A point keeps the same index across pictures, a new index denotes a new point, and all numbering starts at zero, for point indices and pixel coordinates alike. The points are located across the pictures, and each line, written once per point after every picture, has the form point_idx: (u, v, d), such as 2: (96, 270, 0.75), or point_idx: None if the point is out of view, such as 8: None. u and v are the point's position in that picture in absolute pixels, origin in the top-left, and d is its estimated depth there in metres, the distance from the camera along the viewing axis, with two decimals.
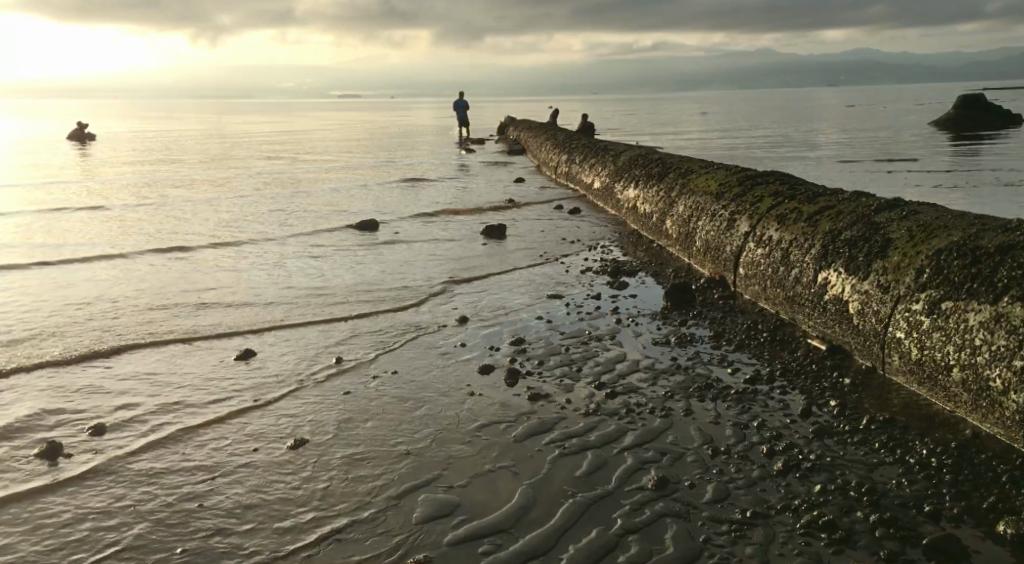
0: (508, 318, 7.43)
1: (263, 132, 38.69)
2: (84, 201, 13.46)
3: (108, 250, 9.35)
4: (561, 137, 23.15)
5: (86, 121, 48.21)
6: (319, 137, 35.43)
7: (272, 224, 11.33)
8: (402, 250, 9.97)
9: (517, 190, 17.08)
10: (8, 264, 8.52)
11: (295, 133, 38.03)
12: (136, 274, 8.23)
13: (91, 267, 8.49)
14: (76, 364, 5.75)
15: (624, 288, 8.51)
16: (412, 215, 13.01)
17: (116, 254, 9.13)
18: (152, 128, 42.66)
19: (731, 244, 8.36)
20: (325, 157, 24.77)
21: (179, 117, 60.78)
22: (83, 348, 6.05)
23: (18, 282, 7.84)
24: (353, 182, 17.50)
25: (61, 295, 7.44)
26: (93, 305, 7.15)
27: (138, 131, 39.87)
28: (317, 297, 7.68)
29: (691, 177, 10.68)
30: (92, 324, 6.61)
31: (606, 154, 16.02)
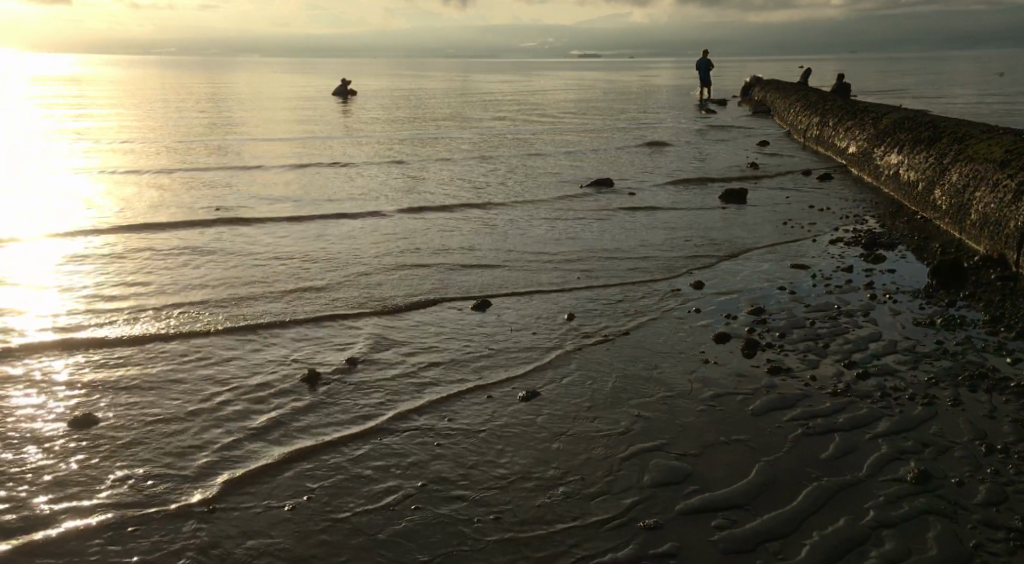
0: (748, 285, 7.04)
1: (505, 91, 39.61)
2: (341, 156, 14.49)
3: (361, 204, 9.97)
4: (812, 98, 21.65)
5: (347, 79, 51.97)
6: (558, 97, 35.68)
7: (510, 185, 11.55)
8: (637, 214, 9.77)
9: (759, 155, 16.22)
10: (278, 213, 9.33)
11: (534, 92, 38.56)
12: (385, 228, 8.70)
13: (347, 218, 9.09)
14: (331, 303, 6.18)
15: (880, 261, 7.78)
16: (648, 179, 12.74)
17: (368, 208, 9.72)
18: (404, 86, 45.13)
19: (1018, 220, 7.38)
20: (563, 117, 24.90)
21: (428, 76, 63.87)
22: (338, 290, 6.49)
23: (285, 229, 8.56)
24: (589, 144, 17.44)
25: (321, 242, 8.03)
26: (347, 253, 7.65)
27: (390, 89, 42.32)
28: (551, 255, 7.71)
29: (969, 142, 9.53)
30: (346, 270, 7.07)
31: (865, 116, 14.74)
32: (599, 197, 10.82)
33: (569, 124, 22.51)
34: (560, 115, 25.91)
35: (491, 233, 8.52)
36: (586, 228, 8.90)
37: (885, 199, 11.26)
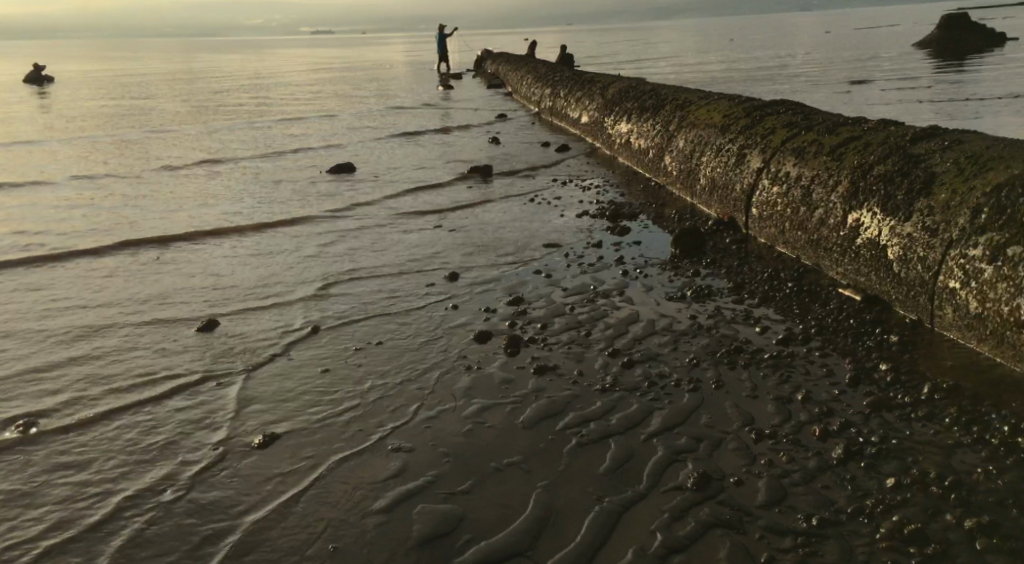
0: (503, 272, 6.75)
1: (232, 73, 37.14)
2: (38, 168, 12.61)
3: (64, 232, 8.59)
4: (540, 68, 22.16)
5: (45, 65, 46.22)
6: (292, 79, 34.04)
7: (243, 192, 10.58)
8: (383, 212, 9.28)
9: (499, 131, 16.30)
10: None
11: (266, 74, 36.49)
12: (94, 261, 7.51)
13: (45, 252, 7.75)
14: (21, 366, 5.09)
15: (625, 233, 7.83)
16: (392, 168, 12.27)
17: (74, 236, 8.38)
18: (114, 69, 40.87)
19: (742, 182, 7.88)
20: (298, 102, 23.67)
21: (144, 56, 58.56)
22: (31, 347, 5.38)
23: None
24: (328, 134, 16.63)
25: (11, 288, 6.73)
26: (44, 298, 6.45)
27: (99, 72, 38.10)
28: (292, 272, 7.03)
29: (691, 108, 9.92)
30: (43, 319, 5.92)
31: (592, 85, 15.18)
32: (343, 196, 10.22)
33: (303, 110, 21.42)
34: (293, 100, 24.64)
35: (222, 253, 7.67)
36: (330, 236, 8.28)
37: (621, 168, 11.62)
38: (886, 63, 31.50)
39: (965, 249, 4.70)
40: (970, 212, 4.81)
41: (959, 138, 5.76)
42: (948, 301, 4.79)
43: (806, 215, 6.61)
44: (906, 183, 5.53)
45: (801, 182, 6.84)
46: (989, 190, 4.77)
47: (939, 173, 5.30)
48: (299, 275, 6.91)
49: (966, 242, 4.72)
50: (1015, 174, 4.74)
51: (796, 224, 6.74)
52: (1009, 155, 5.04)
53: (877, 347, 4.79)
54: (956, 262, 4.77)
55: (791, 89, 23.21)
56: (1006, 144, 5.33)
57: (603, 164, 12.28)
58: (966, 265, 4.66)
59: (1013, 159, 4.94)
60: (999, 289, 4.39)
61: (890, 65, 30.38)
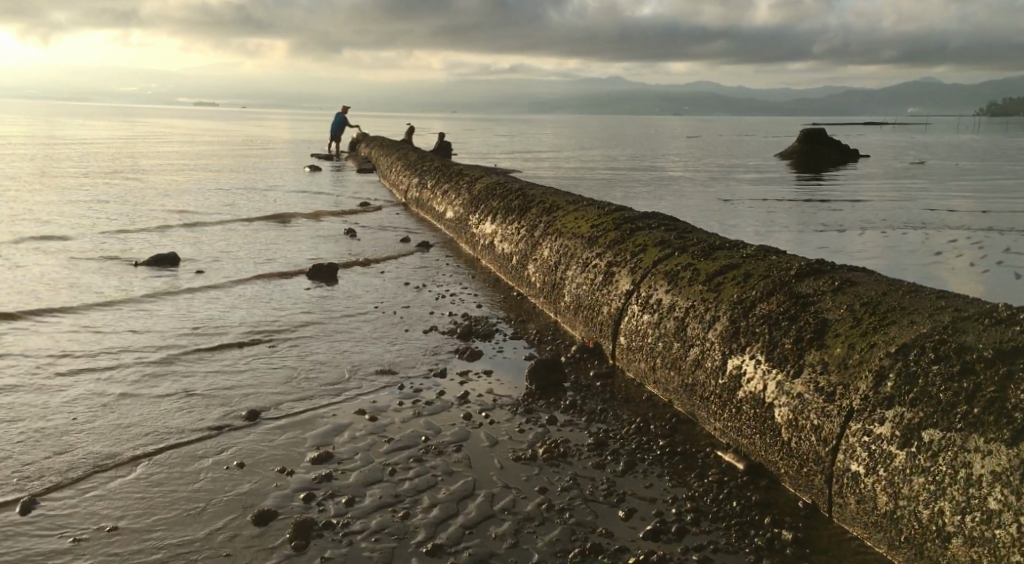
0: (318, 410, 5.59)
1: (104, 151, 36.23)
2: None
3: None
4: (415, 155, 21.72)
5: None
6: (170, 160, 33.25)
7: (65, 282, 9.44)
8: (198, 311, 8.16)
9: (362, 221, 15.49)
10: None
11: (140, 156, 35.61)
12: None
13: None
14: None
15: (475, 359, 6.97)
16: (244, 259, 11.31)
17: None
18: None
19: (609, 304, 7.11)
20: (164, 184, 22.86)
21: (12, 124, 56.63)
22: None
23: None
24: (177, 218, 15.50)
25: None
26: None
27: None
28: (46, 393, 5.76)
29: (557, 216, 9.52)
30: None
31: (460, 181, 14.85)
32: (173, 289, 9.14)
33: (162, 193, 20.27)
34: (155, 181, 23.39)
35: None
36: (120, 341, 7.01)
37: (484, 273, 10.98)
38: (751, 177, 32.96)
39: (871, 425, 3.80)
40: (875, 374, 3.92)
41: (851, 275, 5.03)
42: (849, 489, 3.89)
43: (677, 350, 5.81)
44: (794, 327, 4.69)
45: (674, 313, 6.02)
46: (895, 347, 3.92)
47: (834, 320, 4.48)
48: (78, 400, 5.64)
49: (872, 416, 3.82)
50: (923, 329, 3.92)
51: (667, 361, 5.90)
52: (913, 305, 4.22)
53: (768, 547, 3.85)
54: (859, 441, 3.87)
55: (662, 199, 23.64)
56: (906, 289, 4.56)
57: (465, 266, 11.59)
58: (873, 445, 3.76)
59: (920, 310, 4.12)
60: (916, 483, 3.52)
61: (756, 178, 31.90)
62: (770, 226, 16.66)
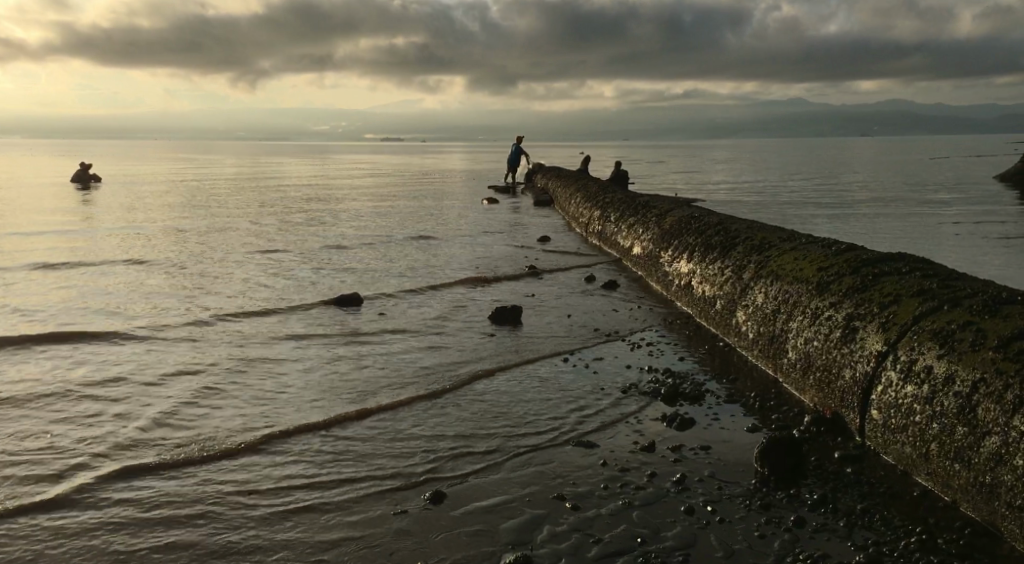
0: (512, 495, 4.83)
1: (296, 188, 38.24)
2: (24, 283, 11.59)
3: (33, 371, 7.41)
4: (596, 187, 20.89)
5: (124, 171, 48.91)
6: (356, 194, 34.48)
7: (254, 324, 9.38)
8: (375, 365, 7.67)
9: (543, 258, 14.87)
10: None
11: (327, 191, 37.20)
12: (35, 422, 6.13)
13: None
14: None
15: (687, 428, 5.97)
16: (426, 299, 10.94)
17: (41, 381, 7.14)
18: (184, 180, 42.76)
19: (852, 367, 5.90)
20: (351, 218, 23.47)
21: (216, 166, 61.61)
22: None
23: None
24: (360, 253, 15.55)
25: None
26: None
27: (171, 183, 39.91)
28: (226, 459, 5.44)
29: (772, 255, 8.33)
30: None
31: (649, 214, 13.81)
32: (357, 335, 8.84)
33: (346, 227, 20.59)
34: (340, 215, 23.94)
35: (148, 423, 6.11)
36: (295, 399, 6.60)
37: (679, 317, 9.96)
38: (963, 204, 29.75)
39: None
40: None
41: None
42: None
43: (963, 437, 4.57)
44: None
45: (956, 387, 4.76)
46: None
47: None
48: (257, 471, 5.26)
49: None
50: None
51: (950, 449, 4.65)
52: None
53: None
54: None
55: (864, 232, 21.55)
56: None
57: (656, 308, 10.62)
58: None
59: None
60: None
61: (970, 206, 28.68)
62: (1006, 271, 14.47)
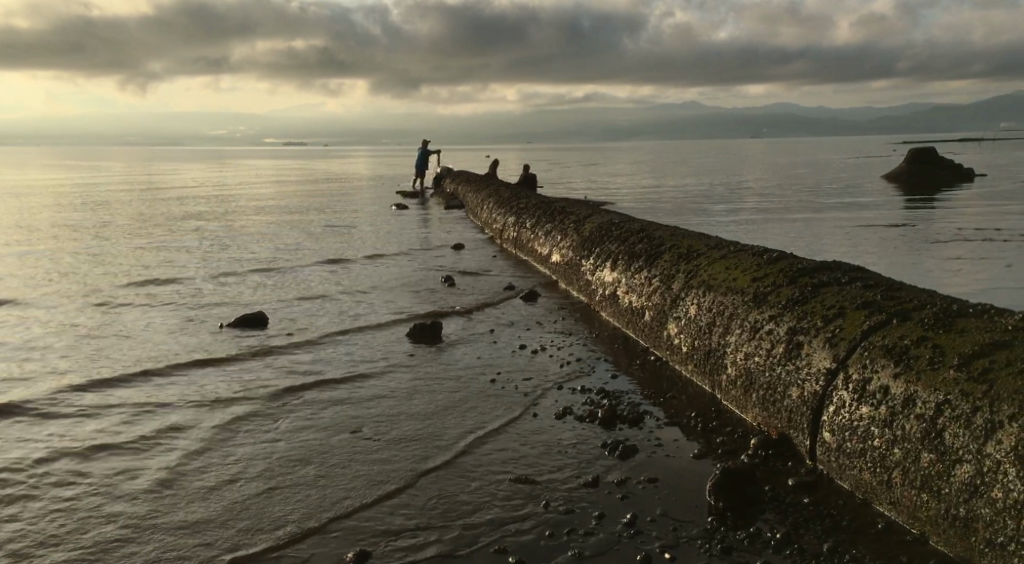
0: (449, 551, 4.34)
1: (193, 197, 36.53)
2: None
3: None
4: (507, 192, 20.47)
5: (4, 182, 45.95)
6: (258, 203, 33.16)
7: (151, 352, 8.56)
8: (285, 395, 7.00)
9: (458, 267, 14.32)
10: None
11: (227, 199, 35.67)
12: None
13: None
14: None
15: (629, 456, 5.56)
16: (338, 316, 10.27)
17: None
18: (70, 191, 40.40)
19: (798, 386, 5.58)
20: (253, 227, 22.38)
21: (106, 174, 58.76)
22: None
23: None
24: (264, 266, 14.68)
25: None
26: None
27: (56, 194, 37.58)
28: (119, 523, 4.77)
29: (701, 264, 8.02)
30: None
31: (566, 220, 13.43)
32: (265, 361, 8.14)
33: (248, 236, 19.56)
34: (242, 224, 22.86)
35: (24, 482, 5.34)
36: (196, 443, 5.91)
37: (605, 329, 9.59)
38: (860, 203, 30.71)
39: None
40: None
41: None
42: None
43: (930, 465, 4.30)
44: None
45: (918, 410, 4.48)
46: None
47: None
48: (155, 535, 4.61)
49: None
50: None
51: (916, 479, 4.37)
52: None
53: None
54: None
55: (773, 233, 21.84)
56: None
57: (579, 319, 10.23)
58: None
59: None
60: None
61: (867, 205, 29.63)
62: (913, 270, 14.71)
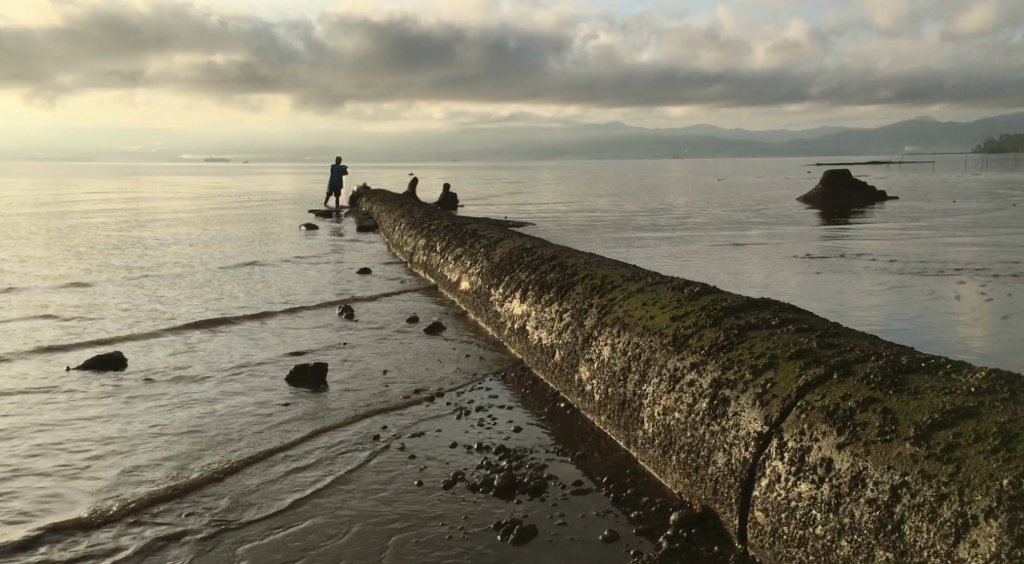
0: None
1: (93, 214, 34.50)
2: None
3: None
4: (419, 212, 19.48)
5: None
6: (164, 220, 31.43)
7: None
8: (126, 460, 5.87)
9: (363, 293, 13.23)
10: None
11: (130, 216, 33.75)
12: None
13: None
14: None
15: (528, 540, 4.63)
16: (217, 352, 9.11)
17: None
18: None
19: (726, 452, 4.72)
20: (149, 246, 20.84)
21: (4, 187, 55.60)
22: None
23: None
24: (150, 291, 13.35)
25: None
26: None
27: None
28: None
29: (616, 299, 7.14)
30: None
31: (477, 244, 12.51)
32: (120, 412, 6.99)
33: (141, 257, 18.12)
34: (133, 243, 21.23)
35: None
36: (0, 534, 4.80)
37: (512, 368, 8.65)
38: (780, 224, 30.80)
39: None
40: None
41: None
42: None
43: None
44: None
45: (870, 495, 3.66)
46: None
47: None
48: None
49: None
50: None
51: None
52: None
53: None
54: None
55: (695, 256, 21.45)
56: None
57: (487, 356, 9.29)
58: None
59: None
60: None
61: (786, 226, 29.74)
62: (839, 297, 14.27)
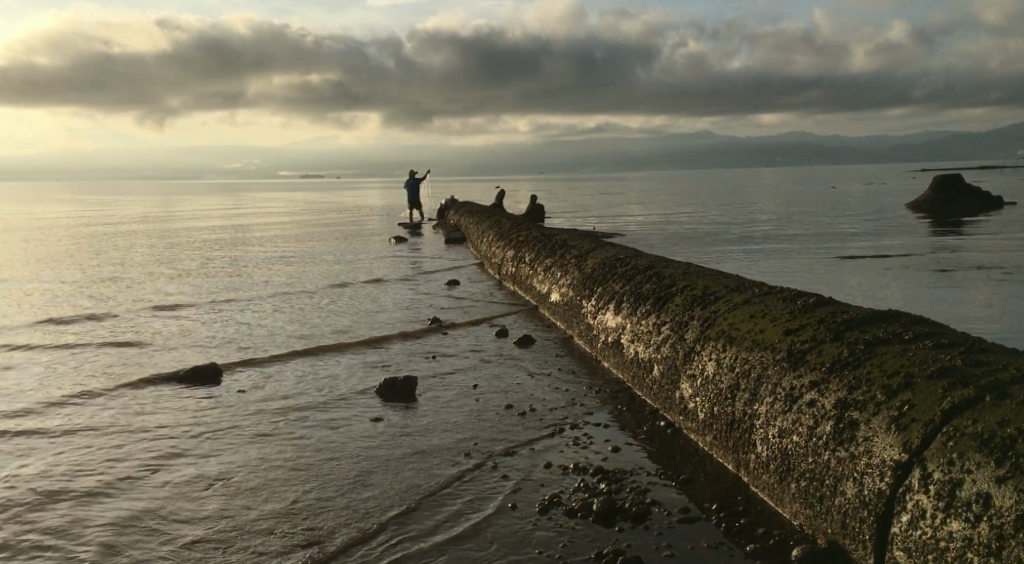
0: None
1: (190, 230, 35.72)
2: None
3: None
4: (506, 223, 19.25)
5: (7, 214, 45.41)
6: (256, 236, 32.25)
7: (84, 415, 7.35)
8: (217, 478, 5.76)
9: (451, 306, 13.06)
10: None
11: (224, 233, 34.77)
12: None
13: None
14: None
15: None
16: (307, 366, 9.02)
17: None
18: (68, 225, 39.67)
19: (856, 481, 4.21)
20: (242, 261, 21.32)
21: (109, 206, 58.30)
22: None
23: None
24: (242, 305, 13.51)
25: None
26: None
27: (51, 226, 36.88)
28: None
29: (720, 311, 6.66)
30: None
31: (566, 255, 12.17)
32: (211, 427, 6.91)
33: (235, 272, 18.50)
34: (227, 258, 21.73)
35: None
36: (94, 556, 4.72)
37: (607, 384, 8.24)
38: (881, 233, 29.43)
39: None
40: None
41: None
42: None
43: None
44: None
45: None
46: None
47: None
48: None
49: None
50: None
51: None
52: None
53: None
54: None
55: (792, 265, 20.63)
56: None
57: (580, 370, 8.91)
58: None
59: None
60: None
61: (887, 235, 28.40)
62: (953, 308, 13.36)
